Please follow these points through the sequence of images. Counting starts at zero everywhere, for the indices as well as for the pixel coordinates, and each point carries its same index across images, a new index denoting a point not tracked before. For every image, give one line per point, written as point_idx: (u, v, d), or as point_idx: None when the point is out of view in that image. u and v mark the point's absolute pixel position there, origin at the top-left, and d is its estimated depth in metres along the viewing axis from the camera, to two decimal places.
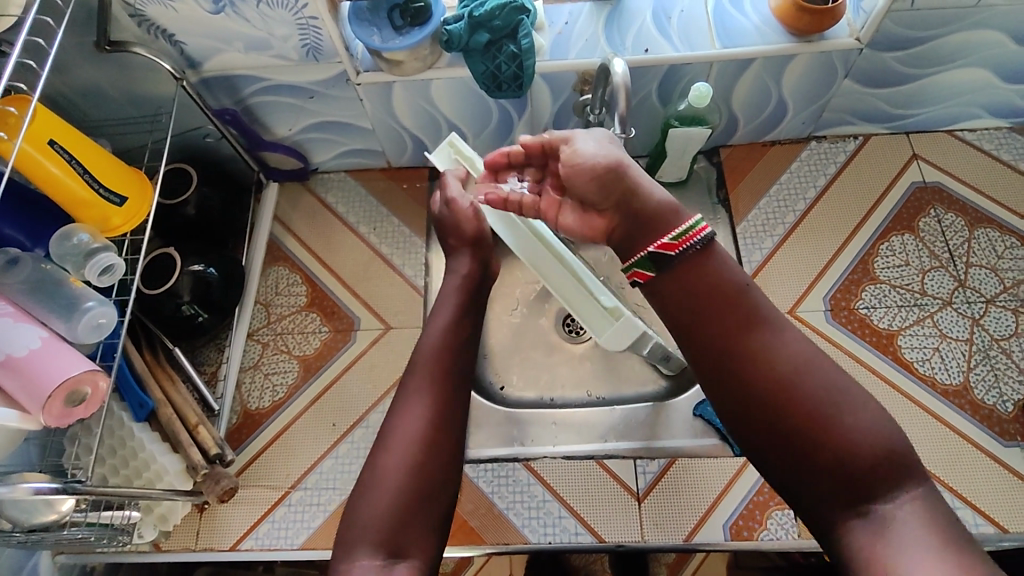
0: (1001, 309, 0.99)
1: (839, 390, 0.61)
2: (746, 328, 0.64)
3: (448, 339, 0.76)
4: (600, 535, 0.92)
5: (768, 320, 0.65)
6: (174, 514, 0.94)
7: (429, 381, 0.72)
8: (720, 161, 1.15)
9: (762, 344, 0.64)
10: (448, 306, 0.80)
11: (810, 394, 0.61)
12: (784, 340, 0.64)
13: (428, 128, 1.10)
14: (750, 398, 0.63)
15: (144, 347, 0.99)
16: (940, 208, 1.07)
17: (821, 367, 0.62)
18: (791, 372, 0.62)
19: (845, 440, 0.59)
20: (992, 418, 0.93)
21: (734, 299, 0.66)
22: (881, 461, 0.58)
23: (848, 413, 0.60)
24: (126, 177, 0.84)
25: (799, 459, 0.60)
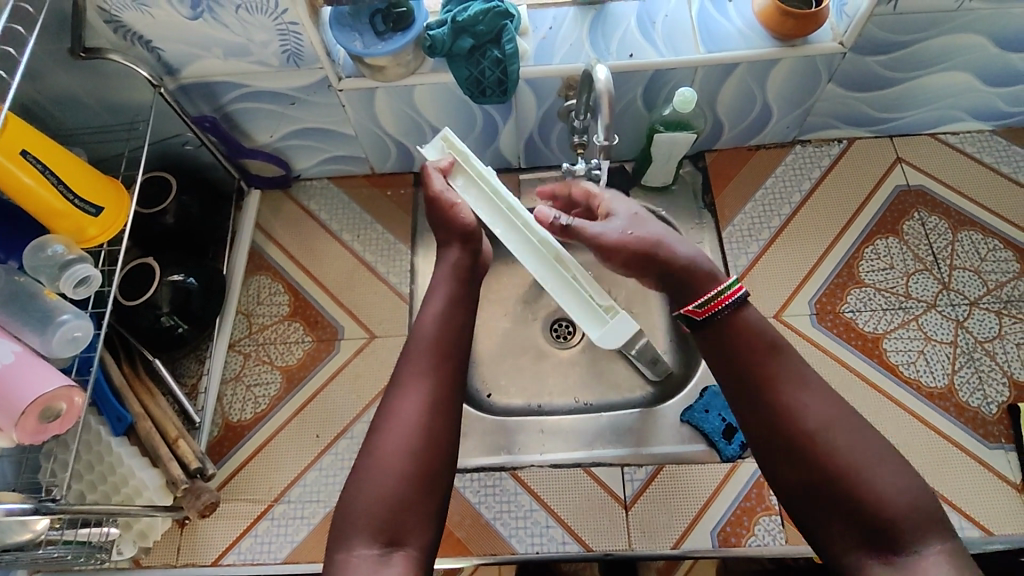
0: (985, 311, 1.00)
1: (872, 448, 0.60)
2: (777, 382, 0.64)
3: (447, 320, 0.72)
4: (588, 544, 0.92)
5: (801, 376, 0.65)
6: (154, 530, 0.92)
7: (427, 366, 0.68)
8: (705, 165, 1.15)
9: (793, 398, 0.63)
10: (444, 285, 0.74)
11: (842, 451, 0.60)
12: (817, 394, 0.63)
13: (412, 134, 1.09)
14: (780, 455, 0.62)
15: (122, 360, 0.97)
16: (924, 211, 1.08)
17: (853, 424, 0.62)
18: (821, 428, 0.61)
19: (874, 495, 0.58)
20: (977, 421, 0.93)
21: (765, 351, 0.66)
22: (912, 519, 0.57)
23: (879, 473, 0.58)
24: (102, 186, 0.82)
25: (827, 516, 0.59)
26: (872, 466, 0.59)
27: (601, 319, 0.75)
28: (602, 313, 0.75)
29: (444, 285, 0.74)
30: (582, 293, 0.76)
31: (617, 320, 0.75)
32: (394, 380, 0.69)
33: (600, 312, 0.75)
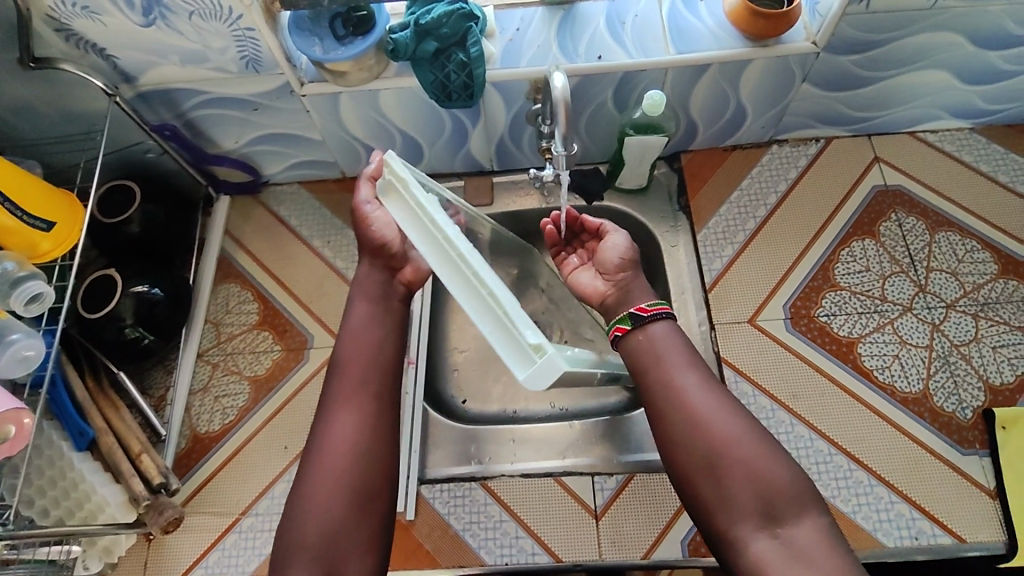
0: (961, 314, 0.98)
1: (756, 434, 0.67)
2: (677, 379, 0.70)
3: (370, 344, 0.75)
4: (558, 555, 0.90)
5: (699, 372, 0.71)
6: (118, 546, 0.91)
7: (352, 392, 0.72)
8: (680, 167, 1.13)
9: (688, 393, 0.70)
10: (361, 311, 0.77)
11: (728, 443, 0.66)
12: (710, 388, 0.70)
13: (381, 139, 1.07)
14: (681, 445, 0.68)
15: (86, 373, 0.96)
16: (901, 212, 1.06)
17: (740, 414, 0.68)
18: (713, 419, 0.67)
19: (760, 475, 0.64)
20: (952, 426, 0.92)
21: (666, 353, 0.72)
22: (792, 494, 0.63)
23: (761, 454, 0.65)
24: (54, 200, 0.81)
25: (720, 498, 0.65)
26: (757, 450, 0.65)
27: (526, 356, 0.52)
28: (529, 350, 0.52)
29: (362, 307, 0.77)
30: (507, 325, 0.52)
31: (546, 361, 0.51)
32: (322, 412, 0.72)
33: (527, 349, 0.52)
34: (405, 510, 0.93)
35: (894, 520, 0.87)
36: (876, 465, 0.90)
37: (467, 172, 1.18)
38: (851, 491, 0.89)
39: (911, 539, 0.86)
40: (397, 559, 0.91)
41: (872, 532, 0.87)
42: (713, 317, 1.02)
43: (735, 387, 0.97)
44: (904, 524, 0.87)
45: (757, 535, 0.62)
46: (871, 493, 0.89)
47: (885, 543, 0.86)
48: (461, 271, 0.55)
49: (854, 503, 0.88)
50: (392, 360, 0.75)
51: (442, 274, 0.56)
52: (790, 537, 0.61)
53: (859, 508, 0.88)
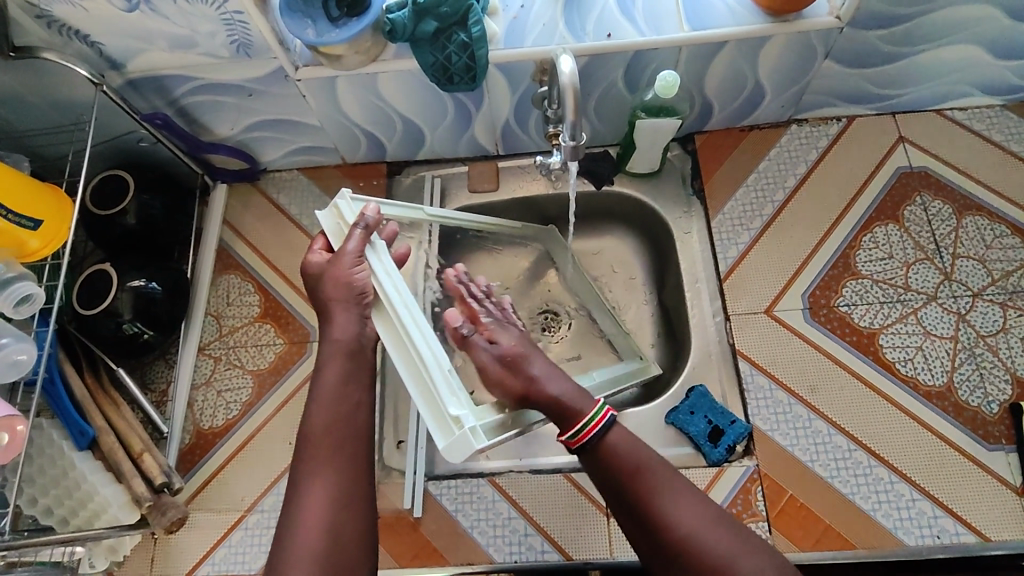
0: (988, 303, 0.94)
1: (741, 545, 0.64)
2: (653, 497, 0.65)
3: (340, 408, 0.68)
4: (568, 552, 0.89)
5: (672, 485, 0.67)
6: (124, 545, 0.91)
7: (325, 460, 0.66)
8: (694, 149, 1.08)
9: (667, 502, 0.65)
10: (331, 371, 0.69)
11: (719, 552, 0.63)
12: (686, 502, 0.66)
13: (381, 123, 1.03)
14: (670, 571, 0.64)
15: (84, 369, 0.94)
16: (926, 195, 1.01)
17: (723, 526, 0.65)
18: (700, 534, 0.64)
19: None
20: (976, 421, 0.88)
21: (636, 468, 0.67)
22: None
23: (760, 567, 0.62)
24: (42, 197, 0.78)
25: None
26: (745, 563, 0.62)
27: (447, 429, 0.60)
28: (449, 422, 0.60)
29: (334, 364, 0.68)
30: (431, 394, 0.61)
31: (460, 438, 0.59)
32: (292, 482, 0.66)
33: (448, 421, 0.60)
34: (412, 507, 0.92)
35: (915, 518, 0.84)
36: (896, 461, 0.87)
37: (472, 157, 1.13)
38: (870, 488, 0.86)
39: (932, 538, 0.83)
40: (404, 556, 0.90)
41: (892, 531, 0.84)
42: (728, 307, 0.98)
43: (751, 380, 0.93)
44: (925, 523, 0.84)
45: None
46: (892, 491, 0.86)
47: (906, 542, 0.83)
48: (404, 348, 0.64)
49: (874, 501, 0.86)
50: (364, 427, 0.69)
51: (386, 337, 0.66)
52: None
53: (879, 506, 0.85)
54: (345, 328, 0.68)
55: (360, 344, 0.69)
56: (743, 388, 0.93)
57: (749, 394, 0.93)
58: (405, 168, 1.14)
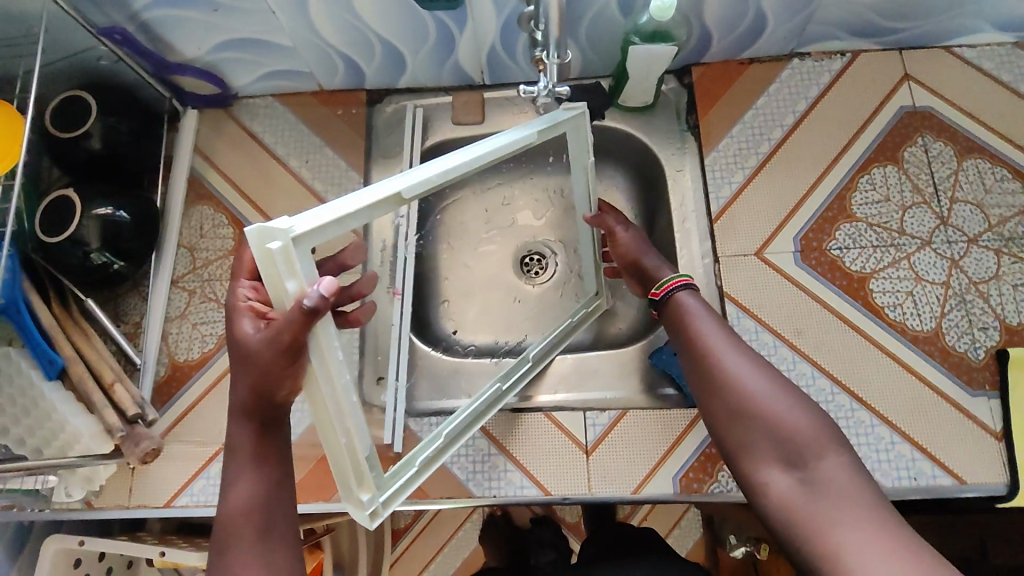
0: (984, 249, 0.91)
1: (782, 386, 0.63)
2: (703, 338, 0.68)
3: (264, 482, 0.62)
4: (546, 488, 0.88)
5: (734, 336, 0.68)
6: (99, 475, 0.90)
7: (251, 543, 0.59)
8: (691, 82, 1.04)
9: (714, 347, 0.66)
10: (243, 454, 0.62)
11: (747, 379, 0.63)
12: (749, 354, 0.66)
13: (359, 46, 0.97)
14: (710, 407, 0.64)
15: (51, 298, 0.91)
16: (928, 136, 0.97)
17: (763, 364, 0.64)
18: (722, 351, 0.66)
19: (796, 452, 0.58)
20: (962, 367, 0.87)
21: (696, 317, 0.71)
22: (818, 436, 0.59)
23: (792, 408, 0.60)
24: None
25: (743, 446, 0.61)
26: (783, 397, 0.62)
27: (360, 510, 0.64)
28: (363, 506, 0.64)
29: (243, 447, 0.62)
30: (345, 483, 0.63)
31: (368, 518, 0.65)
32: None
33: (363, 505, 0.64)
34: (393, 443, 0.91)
35: (894, 461, 0.84)
36: (879, 405, 0.87)
37: (457, 86, 1.08)
38: (851, 431, 0.86)
39: (909, 480, 0.83)
40: None
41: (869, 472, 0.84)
42: (718, 249, 0.96)
43: (737, 322, 0.92)
44: (903, 465, 0.84)
45: (781, 479, 0.58)
46: (872, 433, 0.86)
47: (883, 483, 0.84)
48: (329, 439, 0.60)
49: (854, 443, 0.85)
50: (290, 500, 0.63)
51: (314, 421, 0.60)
52: (816, 476, 0.57)
53: (858, 448, 0.85)
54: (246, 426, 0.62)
55: (270, 422, 0.63)
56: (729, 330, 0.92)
57: None
58: (386, 96, 1.09)
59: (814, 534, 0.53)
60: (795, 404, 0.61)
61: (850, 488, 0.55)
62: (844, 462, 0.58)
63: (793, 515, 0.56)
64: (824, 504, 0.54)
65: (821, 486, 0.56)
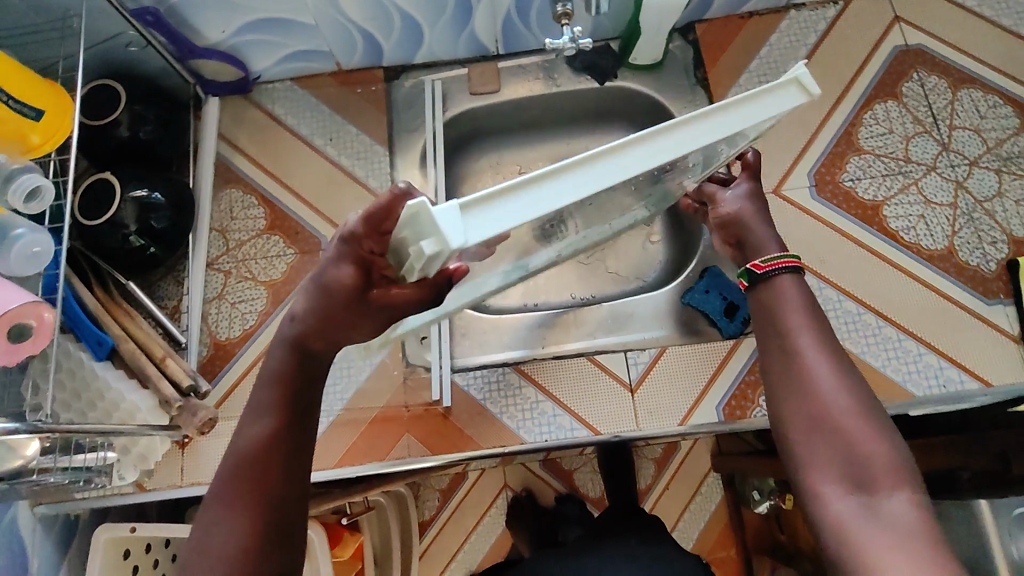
0: (985, 169, 0.97)
1: (869, 410, 0.55)
2: (796, 335, 0.60)
3: (280, 429, 0.57)
4: (596, 428, 0.91)
5: (827, 337, 0.60)
6: (154, 452, 0.90)
7: (248, 491, 0.54)
8: (695, 38, 1.08)
9: (805, 346, 0.59)
10: (276, 386, 0.58)
11: (831, 392, 0.56)
12: (838, 365, 0.58)
13: (379, 19, 1.00)
14: (782, 407, 0.58)
15: (93, 283, 0.91)
16: (923, 71, 1.03)
17: (854, 381, 0.57)
18: (813, 356, 0.58)
19: (867, 479, 0.52)
20: (977, 279, 0.92)
21: (791, 309, 0.62)
22: (892, 470, 0.52)
23: (873, 436, 0.53)
24: (27, 98, 0.72)
25: (806, 459, 0.55)
26: (863, 421, 0.54)
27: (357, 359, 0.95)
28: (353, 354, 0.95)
29: (277, 377, 0.58)
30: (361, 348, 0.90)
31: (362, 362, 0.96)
32: (208, 509, 0.55)
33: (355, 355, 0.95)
34: (441, 398, 0.93)
35: (923, 371, 0.89)
36: (904, 321, 0.91)
37: (471, 58, 1.12)
38: (881, 347, 0.90)
39: (939, 388, 0.88)
40: (437, 444, 0.92)
41: (901, 383, 0.89)
42: None
43: None
44: (932, 374, 0.89)
45: (842, 502, 0.52)
46: (901, 348, 0.90)
47: (914, 393, 0.88)
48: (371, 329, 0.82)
49: (884, 358, 0.90)
50: (303, 458, 0.58)
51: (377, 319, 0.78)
52: (882, 509, 0.50)
53: (889, 362, 0.90)
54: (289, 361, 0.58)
55: (311, 360, 0.59)
56: None
57: None
58: (402, 72, 1.12)
59: (858, 570, 0.48)
60: (876, 430, 0.54)
61: (919, 528, 0.48)
62: (920, 505, 0.50)
63: (845, 539, 0.50)
64: (882, 534, 0.48)
65: (883, 518, 0.50)
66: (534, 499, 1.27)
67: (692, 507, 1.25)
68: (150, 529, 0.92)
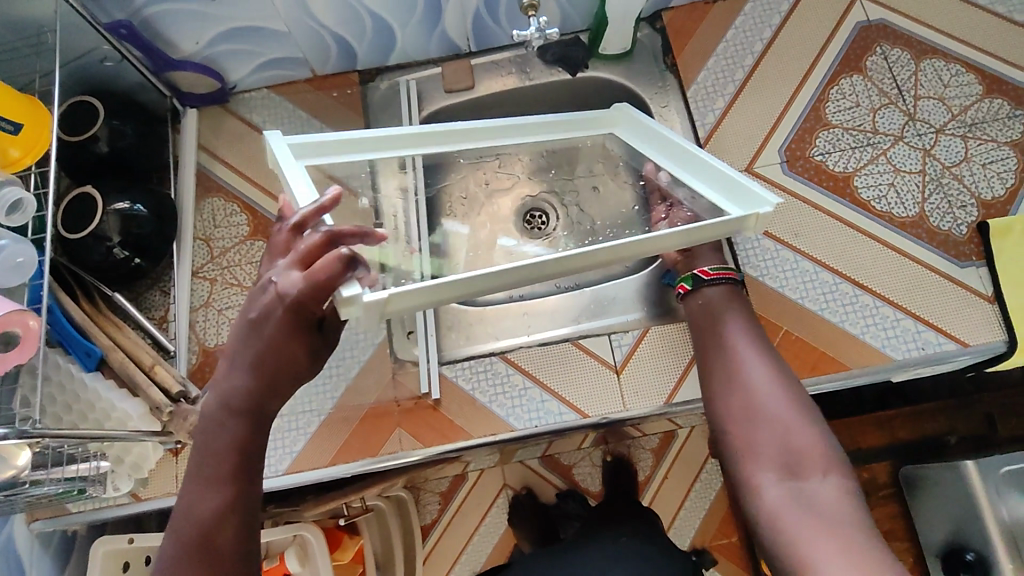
0: (951, 136, 0.99)
1: (797, 405, 0.73)
2: (733, 341, 0.79)
3: (223, 496, 0.66)
4: (584, 411, 0.92)
5: (758, 341, 0.79)
6: (147, 460, 0.91)
7: (195, 552, 0.64)
8: (662, 26, 1.10)
9: (740, 351, 0.78)
10: (222, 456, 0.68)
11: (765, 394, 0.74)
12: (771, 368, 0.76)
13: (351, 23, 1.01)
14: (726, 405, 0.76)
15: (80, 296, 0.92)
16: (886, 45, 1.05)
17: (786, 382, 0.75)
18: (748, 362, 0.77)
19: (795, 466, 0.69)
20: (949, 243, 0.94)
21: (725, 316, 0.82)
22: (818, 457, 0.69)
23: (805, 431, 0.71)
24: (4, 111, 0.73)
25: (747, 448, 0.73)
26: (795, 417, 0.72)
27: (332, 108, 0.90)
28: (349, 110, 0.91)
29: (222, 452, 0.68)
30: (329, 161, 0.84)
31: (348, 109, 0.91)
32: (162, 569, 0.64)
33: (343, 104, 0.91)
34: (430, 391, 0.94)
35: (902, 336, 0.90)
36: (881, 289, 0.93)
37: (445, 57, 1.13)
38: (859, 315, 0.92)
39: (918, 351, 0.89)
40: (428, 436, 0.93)
41: (881, 349, 0.90)
42: None
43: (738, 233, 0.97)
44: (911, 338, 0.90)
45: (774, 483, 0.69)
46: (878, 314, 0.91)
47: (894, 357, 0.90)
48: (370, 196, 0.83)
49: (863, 325, 0.91)
50: (246, 521, 0.67)
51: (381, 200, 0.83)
52: (806, 489, 0.67)
53: (867, 329, 0.91)
54: (235, 428, 0.68)
55: (251, 427, 0.69)
56: (733, 241, 0.97)
57: (738, 246, 0.97)
58: (377, 75, 1.14)
59: (785, 534, 0.65)
60: (803, 422, 0.72)
61: (840, 507, 0.65)
62: (838, 486, 0.67)
63: (781, 519, 0.66)
64: (806, 513, 0.65)
65: (806, 497, 0.67)
66: (535, 498, 1.25)
67: (691, 498, 1.24)
68: (148, 539, 0.93)
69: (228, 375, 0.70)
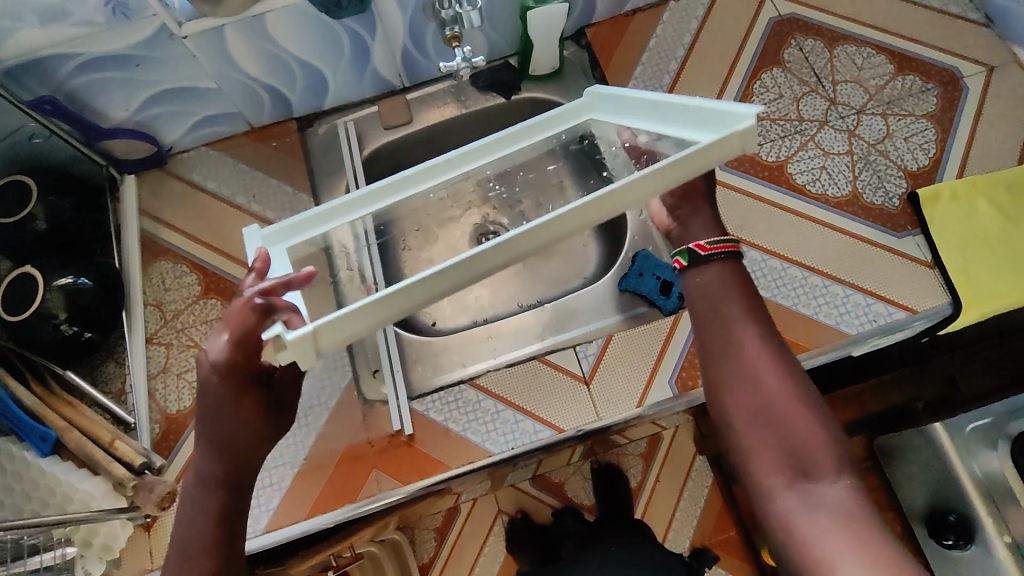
0: (872, 115, 1.04)
1: (804, 396, 0.56)
2: (732, 327, 0.60)
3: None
4: (559, 427, 0.92)
5: (767, 323, 0.60)
6: (117, 540, 0.86)
7: None
8: (588, 43, 1.14)
9: (741, 338, 0.59)
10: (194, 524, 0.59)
11: (772, 388, 0.57)
12: (779, 358, 0.58)
13: (280, 73, 1.02)
14: (729, 406, 0.58)
15: (29, 379, 0.91)
16: (799, 37, 1.10)
17: (794, 372, 0.57)
18: (751, 348, 0.59)
19: (804, 466, 0.54)
20: (884, 217, 0.98)
21: (725, 297, 0.61)
22: (829, 454, 0.54)
23: (808, 419, 0.55)
24: None
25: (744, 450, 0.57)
26: (801, 411, 0.56)
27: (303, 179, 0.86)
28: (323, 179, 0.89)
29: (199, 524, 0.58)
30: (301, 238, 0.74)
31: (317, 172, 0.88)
32: None
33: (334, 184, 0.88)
34: (403, 427, 0.93)
35: (854, 311, 0.93)
36: (828, 269, 0.95)
37: (380, 95, 1.15)
38: (810, 295, 0.94)
39: (871, 323, 0.92)
40: (406, 473, 0.92)
41: (836, 326, 0.92)
42: None
43: None
44: (862, 312, 0.93)
45: (784, 492, 0.53)
46: (828, 293, 0.94)
47: (849, 332, 0.92)
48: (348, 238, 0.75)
49: (816, 305, 0.94)
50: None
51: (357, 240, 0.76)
52: (816, 493, 0.52)
53: (821, 309, 0.93)
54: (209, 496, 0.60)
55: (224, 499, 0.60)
56: None
57: None
58: (315, 120, 1.14)
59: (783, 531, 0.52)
60: (813, 414, 0.56)
61: (845, 502, 0.52)
62: (853, 487, 0.52)
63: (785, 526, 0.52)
64: (814, 514, 0.51)
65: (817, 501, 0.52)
66: (531, 521, 1.19)
67: (686, 494, 1.20)
68: None
69: (193, 455, 0.62)
